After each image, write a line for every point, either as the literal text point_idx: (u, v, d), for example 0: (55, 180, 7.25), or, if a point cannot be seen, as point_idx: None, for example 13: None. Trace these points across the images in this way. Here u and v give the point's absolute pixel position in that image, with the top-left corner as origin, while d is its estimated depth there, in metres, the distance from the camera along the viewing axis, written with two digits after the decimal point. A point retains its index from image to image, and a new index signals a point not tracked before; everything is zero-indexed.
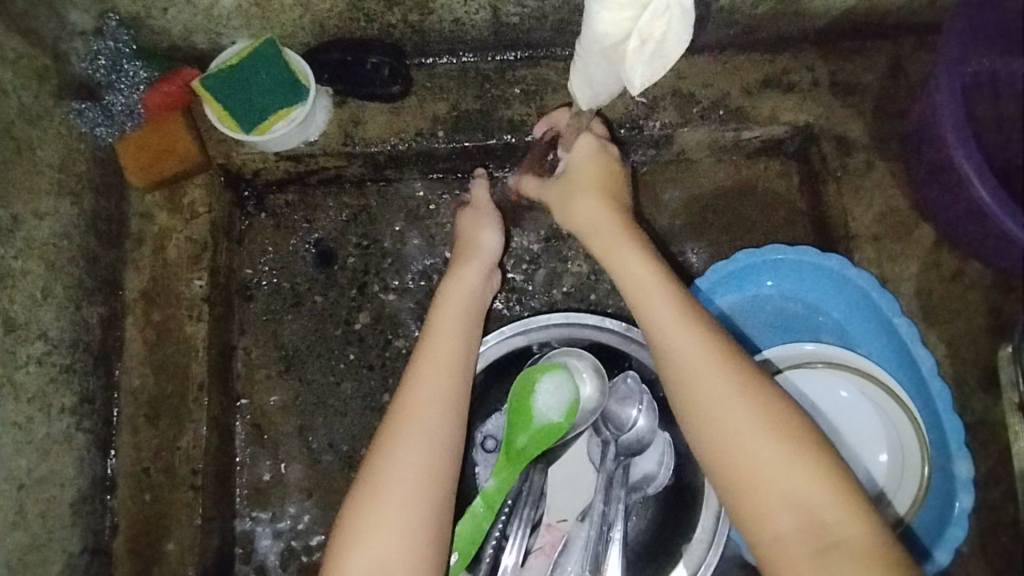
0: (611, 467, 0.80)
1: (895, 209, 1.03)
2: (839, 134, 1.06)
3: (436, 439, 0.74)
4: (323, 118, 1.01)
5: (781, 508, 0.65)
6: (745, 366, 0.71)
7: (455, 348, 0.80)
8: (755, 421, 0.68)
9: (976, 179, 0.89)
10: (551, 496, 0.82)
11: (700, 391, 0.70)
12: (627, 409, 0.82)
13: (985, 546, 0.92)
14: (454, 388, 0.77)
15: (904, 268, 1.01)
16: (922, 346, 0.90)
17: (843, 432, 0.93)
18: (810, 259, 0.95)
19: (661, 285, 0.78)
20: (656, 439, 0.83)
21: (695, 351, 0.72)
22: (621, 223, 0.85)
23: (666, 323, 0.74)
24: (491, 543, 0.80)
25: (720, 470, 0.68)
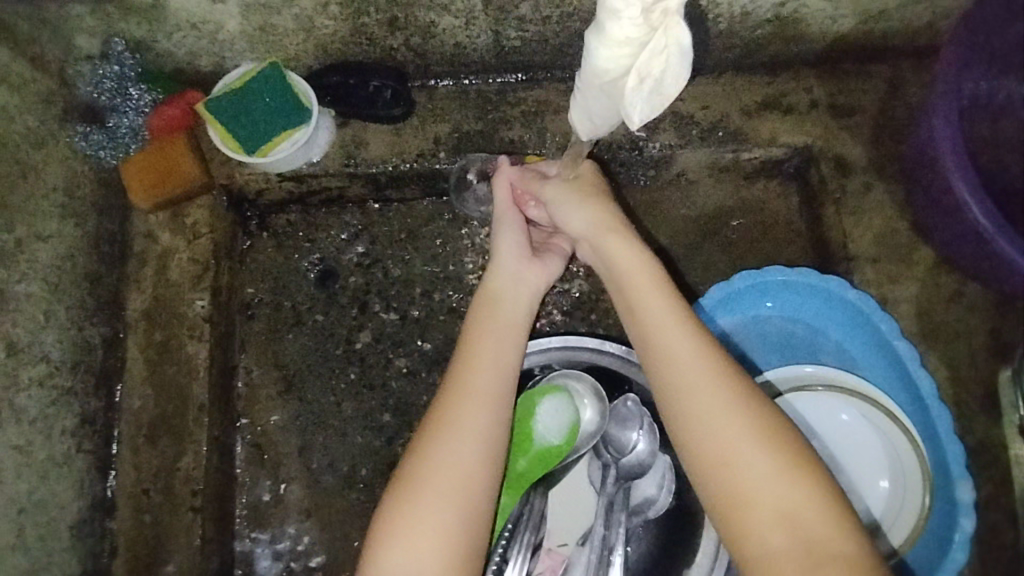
0: (611, 490, 0.80)
1: (893, 230, 1.04)
2: (838, 156, 1.07)
3: (483, 436, 0.72)
4: (325, 139, 1.02)
5: (773, 526, 0.64)
6: (766, 417, 0.69)
7: (495, 344, 0.77)
8: (778, 483, 0.65)
9: (973, 202, 0.89)
10: (552, 519, 0.82)
11: (692, 402, 0.70)
12: (627, 432, 0.82)
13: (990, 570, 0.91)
14: (505, 381, 0.76)
15: (903, 289, 1.02)
16: (922, 368, 0.89)
17: (844, 452, 0.92)
18: (808, 281, 0.95)
19: (661, 299, 0.76)
20: (657, 460, 0.83)
21: (714, 400, 0.69)
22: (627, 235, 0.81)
23: (679, 363, 0.71)
24: (492, 567, 0.76)
25: (713, 485, 0.67)
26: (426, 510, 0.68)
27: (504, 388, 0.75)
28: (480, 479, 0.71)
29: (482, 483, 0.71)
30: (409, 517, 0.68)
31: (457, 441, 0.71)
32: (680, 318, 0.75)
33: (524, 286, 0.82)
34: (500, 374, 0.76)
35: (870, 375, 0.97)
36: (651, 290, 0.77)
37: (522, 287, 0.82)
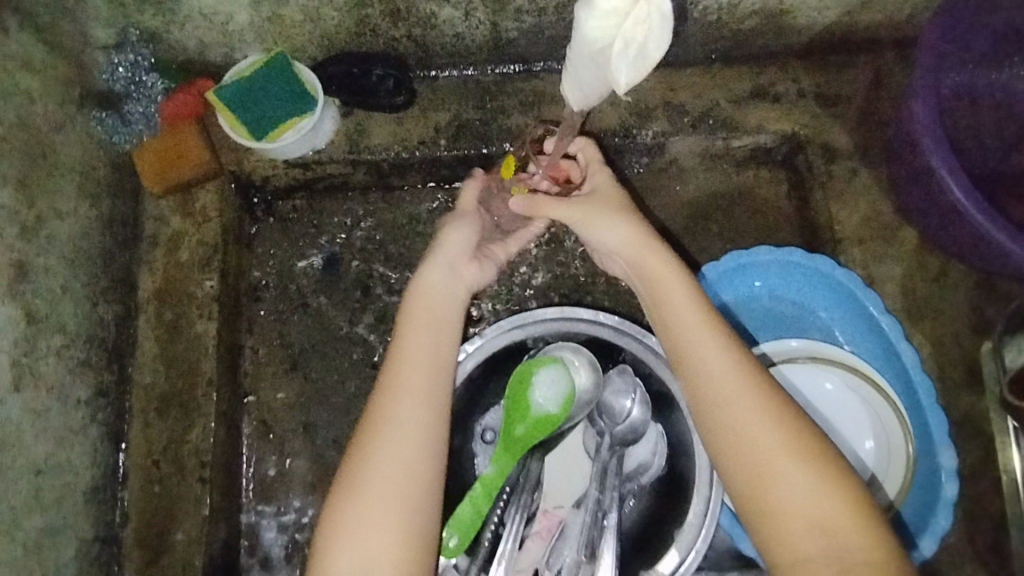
0: (606, 456, 0.84)
1: (877, 213, 1.08)
2: (825, 142, 1.11)
3: (413, 432, 0.73)
4: (330, 127, 1.06)
5: (805, 533, 0.67)
6: (826, 460, 0.69)
7: (426, 342, 0.77)
8: (843, 527, 0.67)
9: (952, 181, 0.92)
10: (548, 483, 0.85)
11: (722, 410, 0.72)
12: (621, 400, 0.85)
13: (977, 538, 0.94)
14: (434, 387, 0.75)
15: (887, 269, 1.05)
16: (906, 342, 0.92)
17: (830, 422, 0.94)
18: (794, 260, 0.98)
19: (690, 304, 0.76)
20: (650, 430, 0.86)
21: (771, 443, 0.69)
22: (677, 271, 0.78)
23: (731, 408, 0.71)
24: (489, 528, 0.79)
25: (745, 491, 0.70)
26: (361, 517, 0.69)
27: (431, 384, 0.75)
28: (412, 487, 0.71)
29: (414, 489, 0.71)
30: (346, 525, 0.69)
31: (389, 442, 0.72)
32: (734, 358, 0.73)
33: (449, 284, 0.82)
34: (425, 384, 0.75)
35: (855, 350, 1.00)
36: (700, 327, 0.75)
37: (453, 289, 0.82)
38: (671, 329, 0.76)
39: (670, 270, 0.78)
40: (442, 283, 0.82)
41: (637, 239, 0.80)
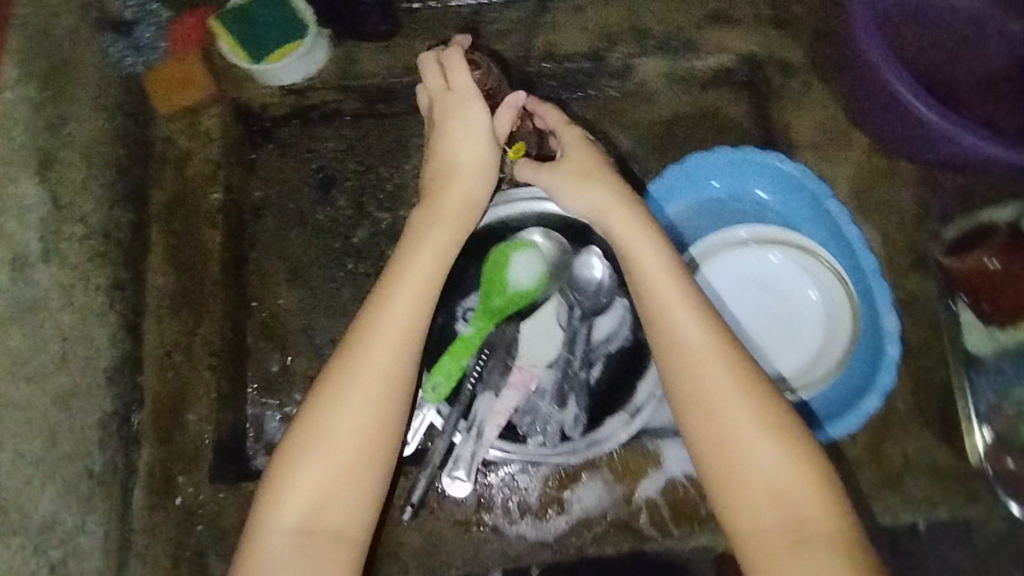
0: (576, 325, 0.93)
1: (830, 121, 1.16)
2: (781, 59, 1.19)
3: (376, 404, 0.76)
4: (321, 55, 1.16)
5: (764, 504, 0.70)
6: (800, 451, 0.72)
7: (400, 317, 0.79)
8: (810, 512, 0.69)
9: (884, 65, 0.99)
10: (524, 347, 0.92)
11: (692, 387, 0.74)
12: (591, 275, 0.94)
13: (926, 405, 1.00)
14: (393, 381, 0.77)
15: (840, 171, 1.13)
16: (851, 223, 1.00)
17: (783, 298, 1.02)
18: (750, 159, 1.07)
19: (673, 283, 0.78)
20: (614, 304, 0.94)
21: (749, 429, 0.72)
22: (676, 264, 0.80)
23: (713, 392, 0.73)
24: (469, 381, 0.89)
25: (707, 462, 0.73)
26: (313, 475, 0.74)
27: (399, 360, 0.77)
28: (354, 474, 0.75)
29: (355, 476, 0.75)
30: (299, 480, 0.74)
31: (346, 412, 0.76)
32: (720, 345, 0.75)
33: (424, 254, 0.83)
34: (385, 379, 0.77)
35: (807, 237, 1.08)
36: (688, 312, 0.77)
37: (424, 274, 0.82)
38: (658, 314, 0.78)
39: (659, 249, 0.81)
40: (422, 259, 0.82)
41: (612, 202, 0.83)
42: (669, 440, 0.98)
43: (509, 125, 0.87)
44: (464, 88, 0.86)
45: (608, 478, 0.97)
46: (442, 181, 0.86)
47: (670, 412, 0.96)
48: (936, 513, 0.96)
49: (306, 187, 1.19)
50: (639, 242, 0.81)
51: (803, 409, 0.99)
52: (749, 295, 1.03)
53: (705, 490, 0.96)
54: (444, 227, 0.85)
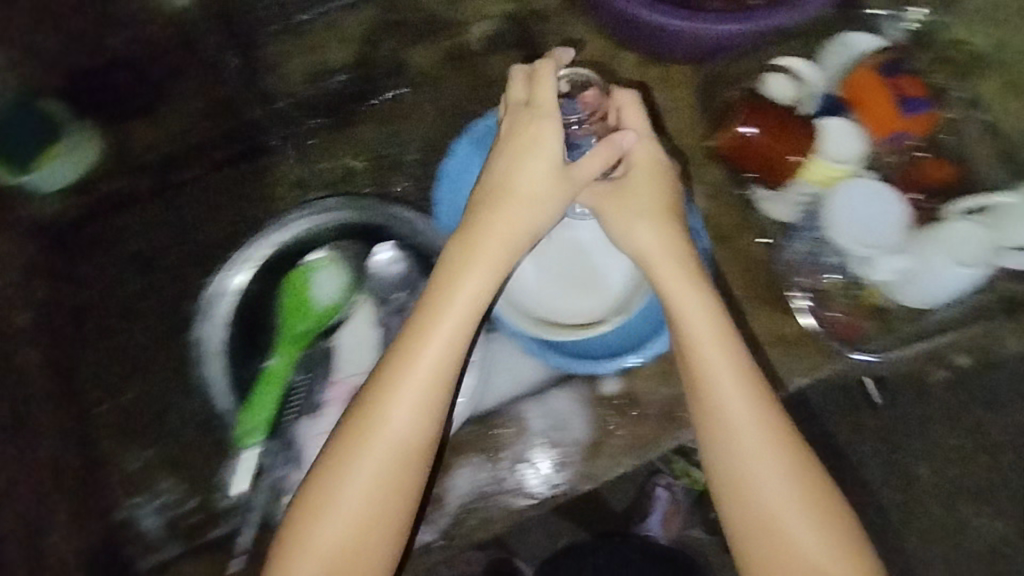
0: (389, 320, 0.92)
1: (597, 48, 1.17)
2: (535, 10, 1.22)
3: (380, 486, 0.77)
4: (89, 146, 1.10)
5: (789, 553, 0.77)
6: (791, 446, 0.80)
7: (403, 405, 0.78)
8: (778, 504, 0.78)
9: (621, 2, 1.01)
10: (342, 357, 0.90)
11: (738, 436, 0.79)
12: (388, 267, 0.94)
13: (753, 285, 1.03)
14: (398, 462, 0.77)
15: (618, 91, 1.15)
16: None
17: (588, 230, 1.01)
18: (516, 111, 1.05)
19: (715, 325, 0.82)
20: (420, 289, 0.94)
21: (739, 433, 0.79)
22: (717, 307, 0.83)
23: (763, 387, 0.80)
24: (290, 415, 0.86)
25: (733, 512, 0.80)
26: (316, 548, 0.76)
27: (415, 452, 0.78)
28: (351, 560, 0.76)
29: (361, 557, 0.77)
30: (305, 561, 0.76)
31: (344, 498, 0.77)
32: (737, 349, 0.82)
33: (459, 293, 0.82)
34: (389, 450, 0.77)
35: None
36: (716, 322, 0.82)
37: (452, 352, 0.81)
38: (687, 326, 0.83)
39: (697, 292, 0.83)
40: (453, 322, 0.81)
41: (664, 245, 0.85)
42: (525, 402, 0.99)
43: (597, 165, 0.85)
44: (545, 102, 0.86)
45: (477, 458, 0.97)
46: (624, 198, 0.87)
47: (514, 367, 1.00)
48: (791, 381, 0.99)
49: (130, 273, 1.14)
50: (697, 326, 0.82)
51: (641, 326, 0.98)
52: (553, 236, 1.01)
53: (569, 437, 0.98)
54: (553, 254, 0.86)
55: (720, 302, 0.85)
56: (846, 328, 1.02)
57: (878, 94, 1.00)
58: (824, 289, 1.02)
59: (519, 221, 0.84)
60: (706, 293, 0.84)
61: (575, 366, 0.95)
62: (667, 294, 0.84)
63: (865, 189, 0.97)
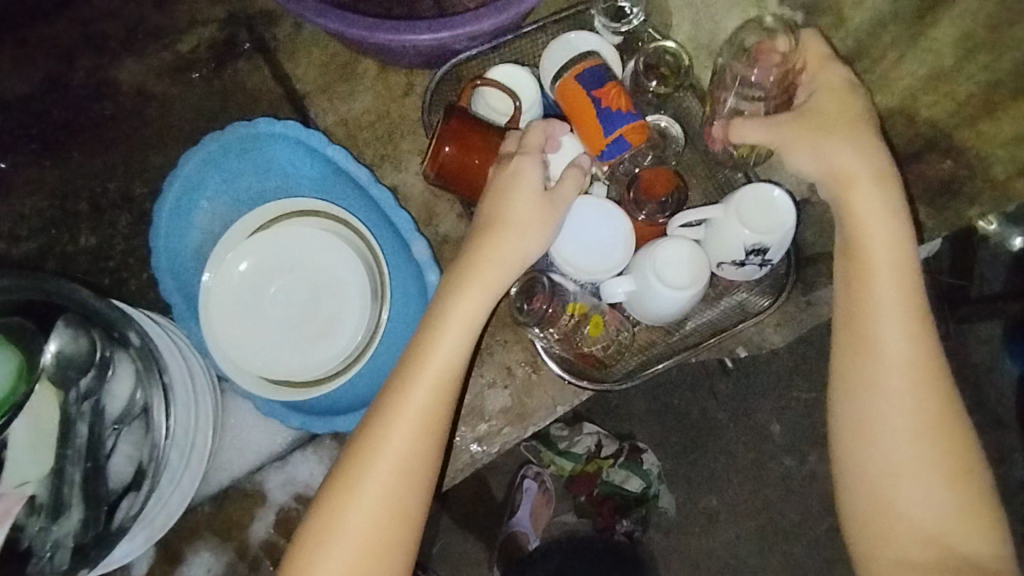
0: (80, 409, 0.79)
1: (333, 54, 1.04)
2: (263, 9, 1.06)
3: (384, 511, 0.67)
4: None
5: (913, 505, 0.66)
6: (933, 359, 0.68)
7: (442, 379, 0.69)
8: (921, 420, 0.67)
9: (310, 15, 0.84)
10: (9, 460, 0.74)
11: (879, 360, 0.68)
12: (75, 344, 0.78)
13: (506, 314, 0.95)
14: (427, 435, 0.68)
15: (358, 103, 1.03)
16: (351, 160, 0.91)
17: (314, 272, 0.91)
18: (239, 136, 0.94)
19: (884, 212, 0.70)
20: (106, 371, 0.80)
21: (892, 335, 0.68)
22: (882, 193, 0.70)
23: (885, 299, 0.69)
24: None
25: (853, 455, 0.69)
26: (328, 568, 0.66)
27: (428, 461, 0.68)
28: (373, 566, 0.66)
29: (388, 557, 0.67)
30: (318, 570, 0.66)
31: (364, 503, 0.67)
32: (904, 243, 0.70)
33: (491, 266, 0.71)
34: (416, 439, 0.68)
35: (339, 200, 0.98)
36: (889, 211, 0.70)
37: (458, 360, 0.70)
38: (851, 217, 0.70)
39: (889, 187, 0.70)
40: (480, 313, 0.71)
41: (834, 159, 0.71)
42: (267, 469, 0.90)
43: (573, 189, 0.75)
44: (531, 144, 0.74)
45: (213, 544, 0.88)
46: (826, 111, 0.72)
47: (247, 440, 0.91)
48: (554, 411, 0.94)
49: None
50: (876, 223, 0.69)
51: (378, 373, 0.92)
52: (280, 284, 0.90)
53: None
54: (856, 141, 0.71)
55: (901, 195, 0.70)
56: (582, 357, 0.89)
57: (587, 102, 0.79)
58: (553, 320, 0.85)
59: (514, 252, 0.72)
60: (883, 183, 0.70)
61: (308, 427, 0.86)
62: (851, 190, 0.70)
63: (583, 206, 0.82)
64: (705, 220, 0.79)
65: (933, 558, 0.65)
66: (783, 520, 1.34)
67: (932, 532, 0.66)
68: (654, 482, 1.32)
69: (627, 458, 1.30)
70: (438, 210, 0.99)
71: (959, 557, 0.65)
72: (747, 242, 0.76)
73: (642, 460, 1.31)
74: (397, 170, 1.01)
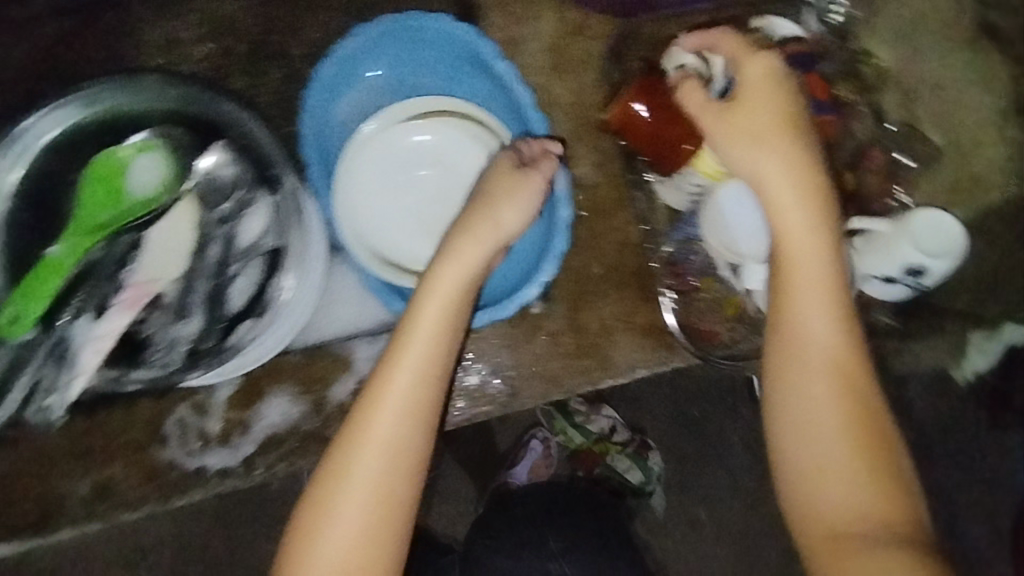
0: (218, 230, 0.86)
1: None
2: None
3: (408, 421, 0.74)
4: None
5: (841, 491, 0.68)
6: (855, 343, 0.72)
7: (431, 318, 0.77)
8: (840, 403, 0.70)
9: None
10: (150, 257, 0.85)
11: (814, 354, 0.71)
12: (223, 171, 0.85)
13: (622, 265, 0.97)
14: (425, 375, 0.74)
15: (530, 28, 1.04)
16: (518, 82, 0.93)
17: (457, 175, 0.94)
18: (417, 26, 0.96)
19: (817, 219, 0.73)
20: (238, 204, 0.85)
21: (824, 327, 0.72)
22: (808, 184, 0.74)
23: (810, 305, 0.72)
24: (75, 301, 0.84)
25: (786, 443, 0.71)
26: (337, 468, 0.73)
27: (433, 385, 0.75)
28: (375, 483, 0.72)
29: (396, 483, 0.73)
30: (342, 478, 0.72)
31: (387, 418, 0.73)
32: (832, 246, 0.73)
33: (492, 232, 0.79)
34: (403, 404, 0.73)
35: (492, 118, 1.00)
36: (822, 226, 0.73)
37: (438, 319, 0.77)
38: (783, 222, 0.74)
39: (797, 181, 0.74)
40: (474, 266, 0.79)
41: (802, 151, 0.75)
42: (360, 340, 0.93)
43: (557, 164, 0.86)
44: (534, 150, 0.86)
45: (290, 393, 0.91)
46: (771, 126, 0.75)
47: (350, 310, 0.94)
48: (636, 373, 0.96)
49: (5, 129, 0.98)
50: (803, 227, 0.73)
51: (485, 287, 0.95)
52: (418, 171, 0.94)
53: None
54: (790, 160, 0.75)
55: (824, 204, 0.74)
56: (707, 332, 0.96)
57: None
58: (689, 291, 0.96)
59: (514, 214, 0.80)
60: (795, 174, 0.74)
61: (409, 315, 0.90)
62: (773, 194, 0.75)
63: (743, 187, 0.83)
64: (868, 231, 0.81)
65: (864, 529, 0.66)
66: (763, 551, 1.37)
67: (858, 500, 0.67)
68: (653, 481, 1.34)
69: (635, 450, 1.33)
70: (578, 152, 1.00)
71: (891, 528, 0.65)
72: (909, 261, 0.78)
73: (648, 458, 1.34)
74: (548, 103, 1.02)
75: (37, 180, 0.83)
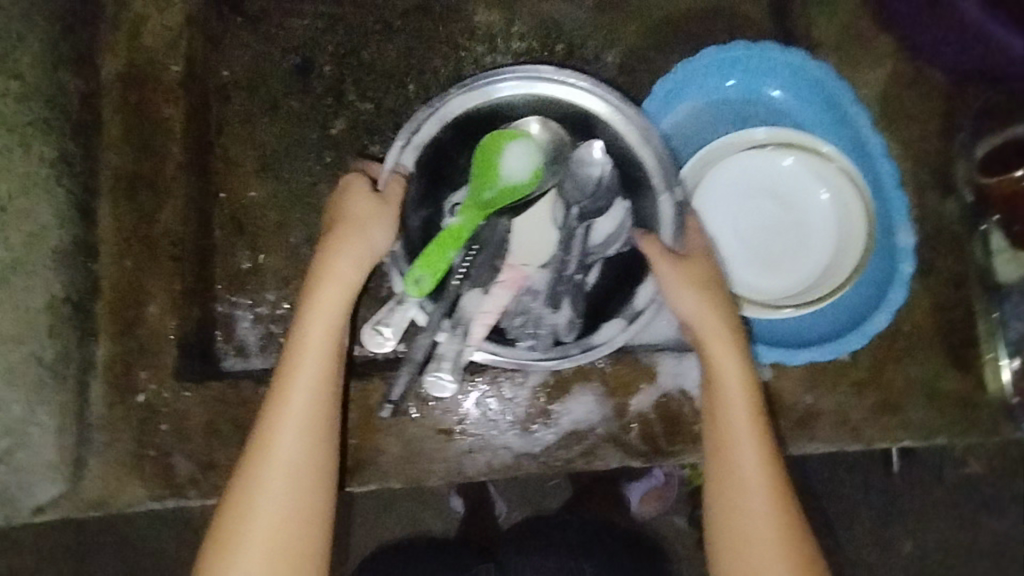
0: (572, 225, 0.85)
1: (858, 21, 1.02)
2: None
3: (303, 502, 0.73)
4: None
5: None
6: (780, 485, 0.76)
7: (315, 395, 0.76)
8: (783, 545, 0.74)
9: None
10: (517, 243, 0.84)
11: (739, 492, 0.76)
12: (587, 170, 0.86)
13: (932, 326, 0.96)
14: (320, 446, 0.75)
15: (868, 76, 1.02)
16: (872, 128, 0.92)
17: (790, 210, 0.93)
18: (766, 56, 0.95)
19: (729, 368, 0.79)
20: (616, 204, 0.86)
21: (749, 461, 0.76)
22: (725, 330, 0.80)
23: (730, 390, 0.78)
24: (457, 278, 0.79)
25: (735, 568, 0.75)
26: (262, 527, 0.72)
27: (317, 465, 0.75)
28: (275, 546, 0.72)
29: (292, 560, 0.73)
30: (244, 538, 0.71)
31: (282, 487, 0.73)
32: (752, 398, 0.78)
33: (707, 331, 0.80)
34: (291, 476, 0.73)
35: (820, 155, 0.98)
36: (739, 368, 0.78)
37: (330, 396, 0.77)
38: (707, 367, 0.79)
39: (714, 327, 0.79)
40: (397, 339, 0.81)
41: (702, 300, 0.80)
42: (665, 354, 0.94)
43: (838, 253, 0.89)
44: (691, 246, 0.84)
45: (599, 391, 0.92)
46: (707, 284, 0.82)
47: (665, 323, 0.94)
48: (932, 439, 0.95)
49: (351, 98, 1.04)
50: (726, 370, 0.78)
51: (803, 325, 0.93)
52: (752, 199, 0.93)
53: (699, 405, 0.93)
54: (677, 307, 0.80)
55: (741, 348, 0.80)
56: None
57: None
58: None
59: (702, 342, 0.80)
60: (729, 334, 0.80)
61: None
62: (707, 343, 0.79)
63: None
64: None
65: None
66: None
67: None
68: None
69: None
70: None
71: None
72: None
73: None
74: None
75: (434, 159, 0.87)
